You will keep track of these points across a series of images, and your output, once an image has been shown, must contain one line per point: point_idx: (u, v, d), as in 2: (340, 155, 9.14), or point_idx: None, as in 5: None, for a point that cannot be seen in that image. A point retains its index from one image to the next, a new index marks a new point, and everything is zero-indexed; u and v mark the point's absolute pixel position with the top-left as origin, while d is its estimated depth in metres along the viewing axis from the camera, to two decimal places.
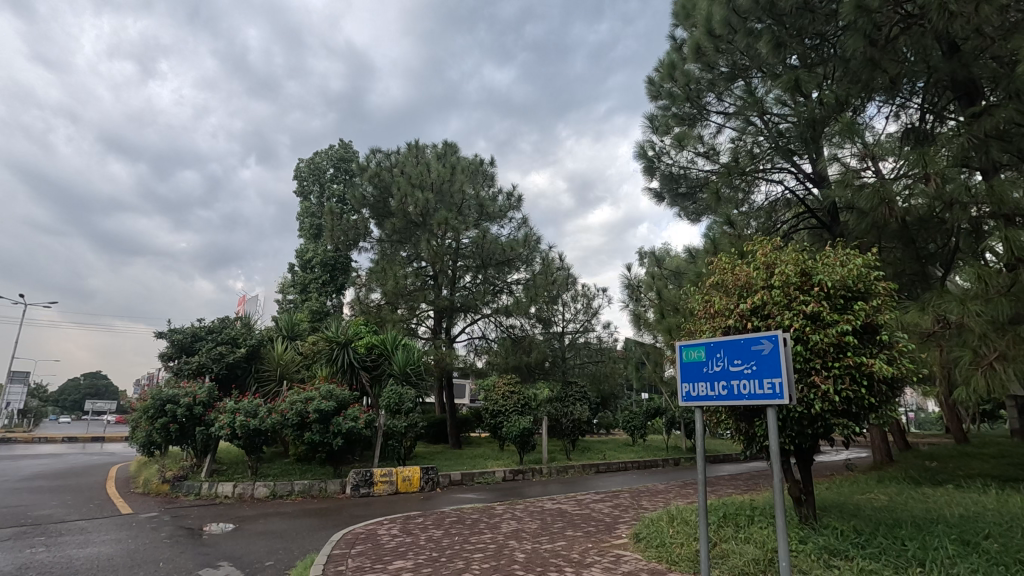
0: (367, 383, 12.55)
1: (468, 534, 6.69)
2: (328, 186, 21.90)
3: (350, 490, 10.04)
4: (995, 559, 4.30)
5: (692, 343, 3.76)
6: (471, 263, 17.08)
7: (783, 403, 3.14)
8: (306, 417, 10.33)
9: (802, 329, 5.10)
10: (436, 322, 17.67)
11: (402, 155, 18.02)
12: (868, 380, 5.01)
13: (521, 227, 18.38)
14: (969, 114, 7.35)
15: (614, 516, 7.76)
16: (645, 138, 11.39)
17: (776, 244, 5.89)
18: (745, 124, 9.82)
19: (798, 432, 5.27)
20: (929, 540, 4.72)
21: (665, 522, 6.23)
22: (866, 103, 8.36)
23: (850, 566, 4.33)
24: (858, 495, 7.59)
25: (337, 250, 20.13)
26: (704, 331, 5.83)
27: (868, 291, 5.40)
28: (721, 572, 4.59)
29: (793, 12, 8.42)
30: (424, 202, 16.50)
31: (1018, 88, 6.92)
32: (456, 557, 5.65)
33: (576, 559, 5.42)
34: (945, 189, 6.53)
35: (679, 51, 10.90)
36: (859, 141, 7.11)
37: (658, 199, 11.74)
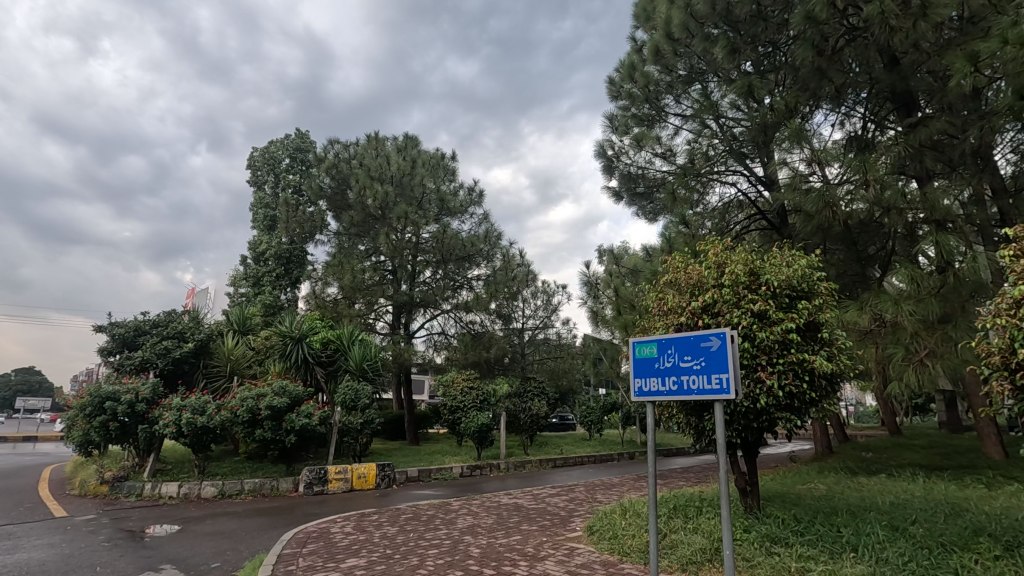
0: (322, 379, 12.32)
1: (423, 530, 6.65)
2: (283, 176, 21.27)
3: (303, 488, 9.82)
4: (921, 543, 4.59)
5: (644, 340, 3.81)
6: (432, 258, 16.79)
7: (730, 398, 3.24)
8: (257, 415, 10.05)
9: (750, 326, 5.29)
10: (394, 318, 17.44)
11: (361, 148, 17.72)
12: (810, 375, 5.25)
13: (482, 223, 18.37)
14: (907, 124, 7.77)
15: (569, 509, 7.88)
16: (605, 136, 11.56)
17: (727, 245, 6.07)
18: (700, 127, 10.11)
19: (744, 425, 5.48)
20: (862, 526, 4.99)
21: (618, 514, 6.36)
22: (814, 110, 8.69)
23: (789, 552, 4.54)
24: (799, 485, 7.97)
25: (292, 242, 19.59)
26: (658, 328, 6.00)
27: (812, 291, 5.65)
28: (669, 563, 4.74)
29: (747, 19, 8.77)
30: (383, 195, 16.20)
31: (951, 101, 7.36)
32: (410, 553, 5.61)
33: (530, 553, 5.48)
34: (884, 195, 6.87)
35: (639, 52, 11.09)
36: (806, 146, 7.43)
37: (618, 198, 11.93)
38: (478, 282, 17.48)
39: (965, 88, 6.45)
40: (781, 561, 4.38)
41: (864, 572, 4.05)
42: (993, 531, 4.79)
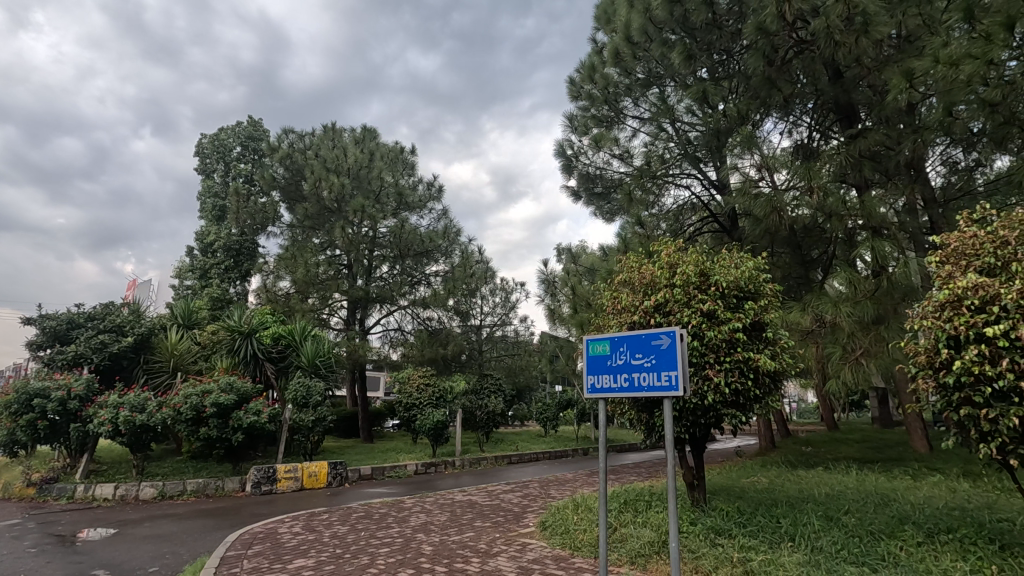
0: (272, 376, 11.98)
1: (375, 528, 6.56)
2: (233, 165, 20.48)
3: (250, 488, 9.51)
4: (853, 531, 4.85)
5: (597, 337, 3.87)
6: (389, 253, 16.52)
7: (678, 395, 3.33)
8: (202, 412, 9.66)
9: (699, 325, 5.45)
10: (350, 313, 17.11)
11: (317, 138, 17.29)
12: (754, 373, 5.45)
13: (441, 218, 18.24)
14: (848, 135, 8.17)
15: (523, 505, 7.95)
16: (564, 136, 11.67)
17: (679, 246, 6.24)
18: (657, 130, 10.34)
19: (692, 421, 5.65)
20: (800, 516, 5.24)
21: (570, 509, 6.46)
22: (764, 118, 9.04)
23: (732, 543, 4.71)
24: (743, 478, 8.30)
25: (243, 234, 18.91)
26: (612, 326, 6.14)
27: (758, 292, 5.86)
28: (619, 556, 4.85)
29: (703, 27, 9.02)
30: (340, 187, 15.81)
31: (888, 115, 7.78)
32: (361, 552, 5.52)
33: (483, 549, 5.49)
34: (827, 202, 7.21)
35: (600, 53, 11.25)
36: (757, 152, 7.69)
37: (576, 198, 12.08)
38: (436, 278, 17.34)
39: (901, 103, 6.84)
40: (724, 552, 4.55)
41: (801, 560, 4.25)
42: (917, 519, 5.11)
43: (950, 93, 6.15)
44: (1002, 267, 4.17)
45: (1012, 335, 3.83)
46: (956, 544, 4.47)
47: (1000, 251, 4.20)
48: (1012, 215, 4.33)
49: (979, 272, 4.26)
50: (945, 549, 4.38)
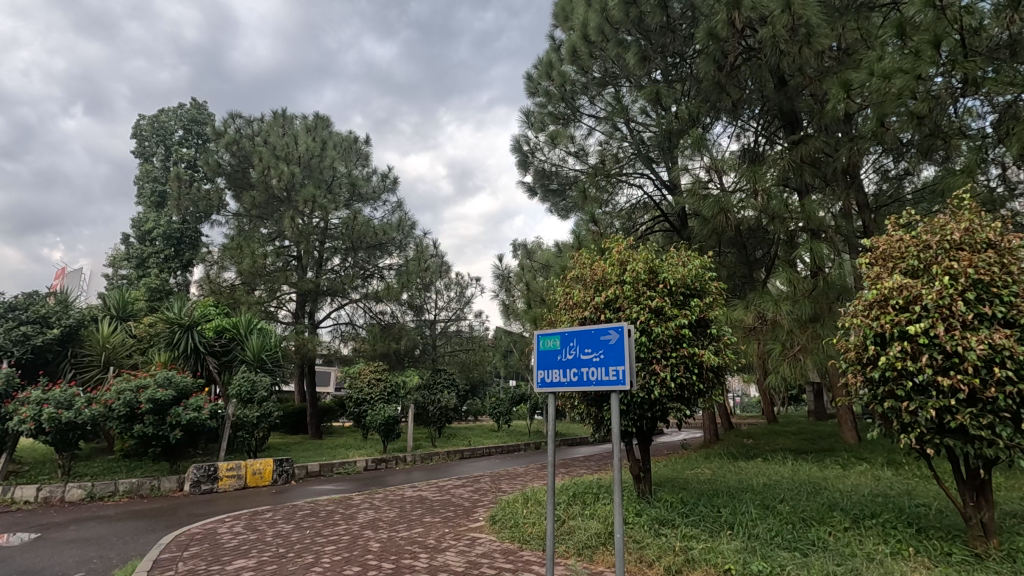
0: (215, 370, 11.45)
1: (320, 526, 6.40)
2: (175, 149, 19.47)
3: (188, 487, 9.10)
4: (786, 518, 5.09)
5: (548, 332, 3.87)
6: (341, 245, 16.14)
7: (625, 388, 3.37)
8: (136, 408, 9.15)
9: (647, 321, 5.57)
10: (299, 306, 16.65)
11: (267, 125, 16.69)
12: (698, 368, 5.64)
13: (395, 211, 17.97)
14: (791, 140, 8.53)
15: (473, 500, 7.95)
16: (521, 131, 11.68)
17: (630, 244, 6.36)
18: (612, 129, 10.50)
19: (639, 415, 5.78)
20: (739, 505, 5.45)
21: (520, 503, 6.51)
22: (714, 122, 9.33)
23: (675, 533, 4.86)
24: (688, 470, 8.59)
25: (185, 222, 18.04)
26: (564, 321, 6.24)
27: (703, 289, 6.04)
28: (566, 548, 4.93)
29: (657, 29, 9.20)
30: (290, 176, 15.29)
31: (828, 123, 8.18)
32: (305, 551, 5.37)
33: (432, 545, 5.46)
34: (770, 204, 7.52)
35: (557, 50, 11.31)
36: (706, 154, 7.91)
37: (532, 193, 12.14)
38: (390, 271, 17.07)
39: (840, 112, 7.18)
40: (667, 541, 4.68)
41: (738, 548, 4.42)
42: (845, 506, 5.42)
43: (884, 104, 6.50)
44: (923, 269, 4.46)
45: (932, 332, 4.11)
46: (878, 527, 4.76)
47: (923, 255, 4.48)
48: (934, 221, 4.64)
49: (904, 274, 4.55)
50: (868, 533, 4.66)
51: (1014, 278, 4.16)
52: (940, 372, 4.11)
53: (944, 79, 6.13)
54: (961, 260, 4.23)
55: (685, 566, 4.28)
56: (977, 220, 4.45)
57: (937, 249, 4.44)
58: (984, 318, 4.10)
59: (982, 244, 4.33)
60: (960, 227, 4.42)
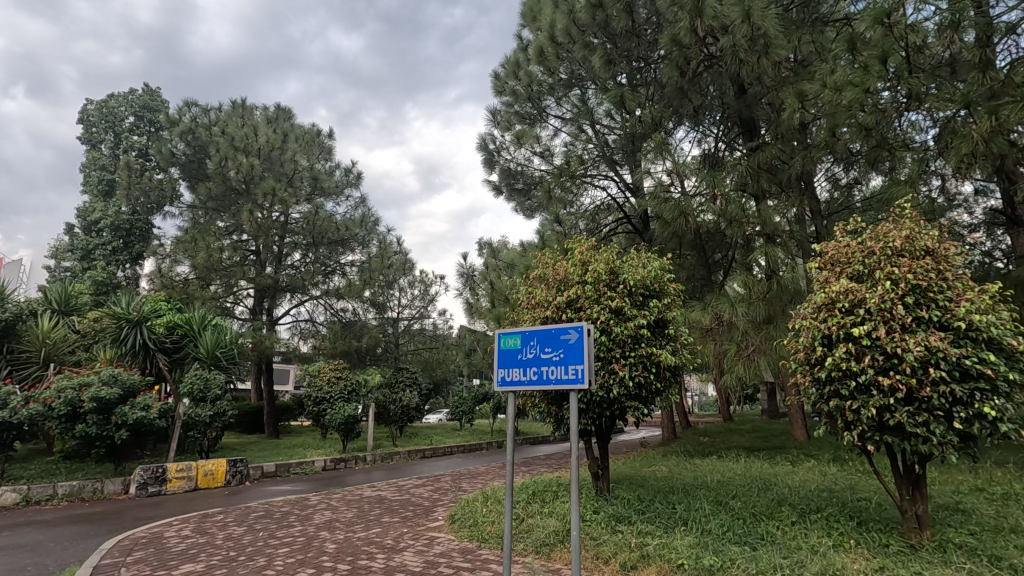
0: (165, 368, 11.02)
1: (274, 528, 6.23)
2: (125, 136, 18.62)
3: (134, 489, 8.73)
4: (738, 514, 5.26)
5: (508, 331, 3.85)
6: (302, 240, 15.77)
7: (584, 387, 3.39)
8: (78, 408, 8.70)
9: (607, 321, 5.66)
10: (256, 302, 16.20)
11: (225, 114, 16.16)
12: (656, 368, 5.74)
13: (358, 206, 17.67)
14: (749, 148, 8.79)
15: (433, 499, 7.89)
16: (487, 130, 11.69)
17: (592, 244, 6.44)
18: (578, 131, 10.60)
19: (598, 413, 5.86)
20: (693, 502, 5.60)
21: (480, 502, 6.50)
22: (676, 126, 9.53)
23: (631, 529, 4.95)
24: (646, 467, 8.77)
25: (135, 213, 17.29)
26: (526, 320, 6.28)
27: (662, 290, 6.15)
28: (524, 547, 4.96)
29: (623, 34, 9.35)
30: (248, 168, 14.85)
31: (784, 131, 8.47)
32: (257, 554, 5.23)
33: (389, 545, 5.40)
34: (728, 209, 7.75)
35: (525, 51, 11.37)
36: (668, 159, 8.06)
37: (497, 192, 12.16)
38: (352, 268, 16.77)
39: (795, 120, 7.44)
40: (623, 538, 4.76)
41: (691, 543, 4.53)
42: (792, 501, 5.63)
43: (835, 115, 6.78)
44: (868, 274, 4.67)
45: (874, 334, 4.32)
46: (823, 521, 4.97)
47: (867, 260, 4.69)
48: (878, 228, 4.86)
49: (850, 278, 4.75)
50: (813, 526, 4.86)
51: (949, 284, 4.40)
52: (881, 372, 4.31)
53: (891, 93, 6.44)
54: (901, 265, 4.46)
55: (640, 562, 4.37)
56: (916, 228, 4.69)
57: (880, 255, 4.65)
58: (922, 321, 4.32)
59: (921, 251, 4.57)
60: (901, 235, 4.66)
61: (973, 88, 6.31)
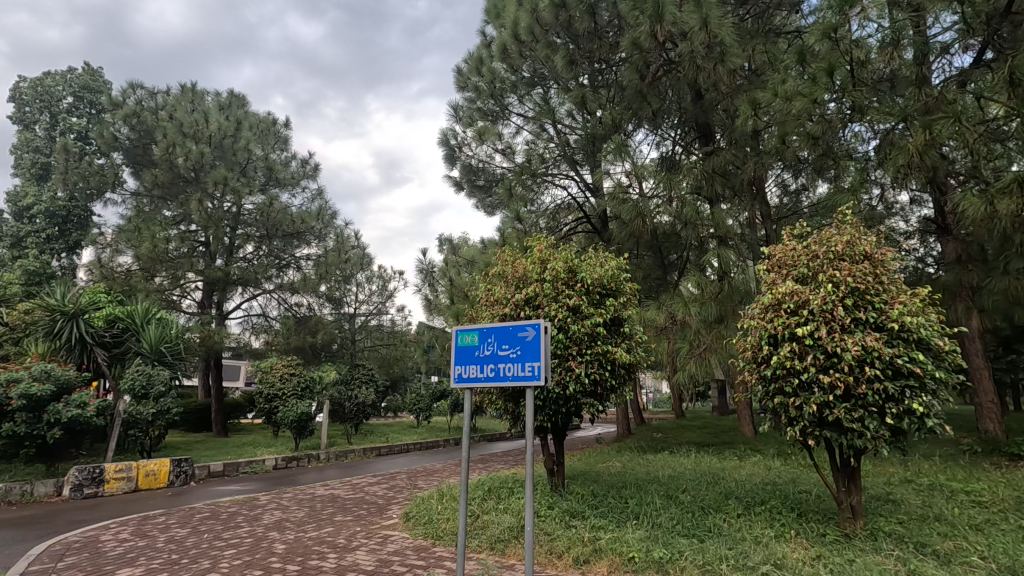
0: (104, 363, 10.47)
1: (220, 530, 6.03)
2: (62, 117, 17.53)
3: (67, 491, 8.25)
4: (687, 507, 5.43)
5: (466, 328, 3.82)
6: (254, 232, 15.25)
7: (540, 384, 3.40)
8: (6, 405, 8.20)
9: (565, 319, 5.72)
10: (205, 295, 15.59)
11: (173, 99, 15.43)
12: (611, 365, 5.84)
13: (315, 199, 17.22)
14: (704, 152, 9.05)
15: (388, 497, 7.79)
16: (448, 125, 11.62)
17: (551, 243, 6.49)
18: (539, 130, 10.65)
19: (554, 410, 5.92)
20: (645, 496, 5.73)
21: (435, 499, 6.46)
22: (635, 129, 9.71)
23: (584, 524, 5.03)
24: (600, 463, 8.92)
25: (73, 199, 16.33)
26: (484, 317, 6.29)
27: (619, 289, 6.25)
28: (478, 544, 4.97)
29: (585, 35, 9.44)
30: (198, 155, 14.22)
31: (737, 137, 8.75)
32: (201, 556, 5.04)
33: (341, 544, 5.30)
34: (684, 210, 7.96)
35: (488, 47, 11.35)
36: (627, 160, 8.19)
37: (458, 188, 12.09)
38: (308, 261, 16.31)
39: (748, 127, 7.69)
40: (576, 533, 4.83)
41: (642, 536, 4.65)
42: (738, 494, 5.85)
43: (786, 123, 7.05)
44: (812, 276, 4.89)
45: (816, 334, 4.53)
46: (766, 513, 5.18)
47: (812, 263, 4.91)
48: (822, 233, 5.10)
49: (795, 280, 4.96)
50: (757, 518, 5.06)
51: (885, 288, 4.66)
52: (822, 370, 4.52)
53: (837, 105, 6.73)
54: (842, 269, 4.69)
55: (593, 556, 4.46)
56: (856, 234, 4.94)
57: (823, 258, 4.88)
58: (859, 322, 4.56)
59: (861, 255, 4.82)
60: (843, 240, 4.89)
61: (910, 103, 6.69)
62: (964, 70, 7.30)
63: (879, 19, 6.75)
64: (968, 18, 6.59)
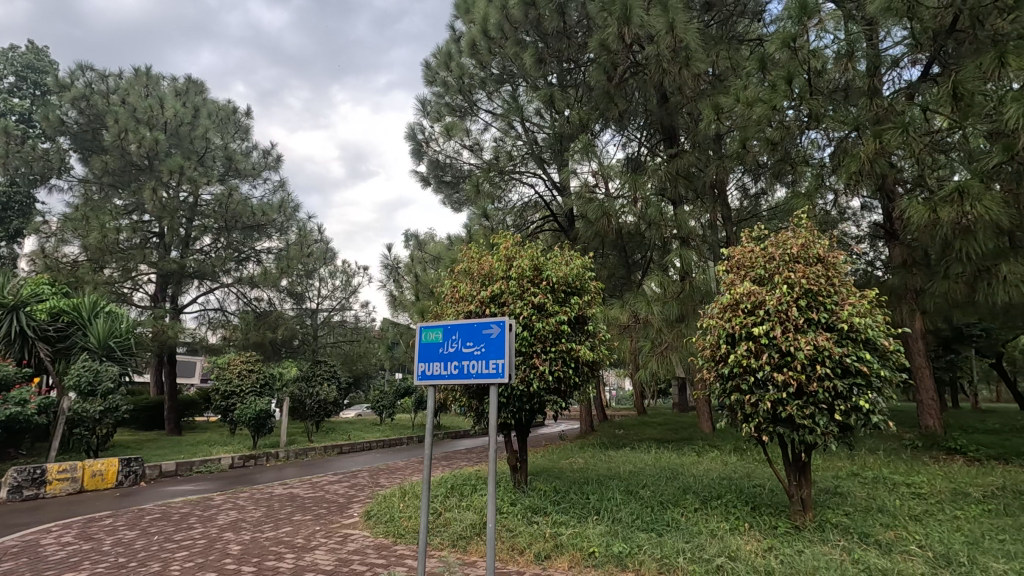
0: (48, 358, 9.95)
1: (172, 531, 5.82)
2: (4, 98, 16.56)
3: (5, 493, 7.81)
4: (646, 502, 5.53)
5: (431, 324, 3.77)
6: (212, 224, 14.76)
7: (504, 381, 3.40)
8: None
9: (529, 317, 5.74)
10: (158, 289, 15.01)
11: (126, 82, 14.77)
12: (574, 363, 5.90)
13: (277, 191, 16.76)
14: (669, 154, 9.22)
15: (348, 496, 7.68)
16: (415, 120, 11.50)
17: (517, 240, 6.50)
18: (507, 127, 10.65)
19: (518, 408, 5.94)
20: (606, 492, 5.82)
21: (397, 497, 6.40)
22: (602, 129, 9.82)
23: (546, 520, 5.07)
24: (563, 460, 9.01)
25: (14, 184, 15.44)
26: (449, 314, 6.27)
27: (583, 288, 6.31)
28: (440, 541, 4.95)
29: (554, 34, 9.48)
30: (152, 142, 13.65)
31: (701, 141, 8.95)
32: (150, 559, 4.86)
33: (299, 544, 5.19)
34: (648, 211, 8.09)
35: (457, 42, 11.28)
36: (594, 160, 8.28)
37: (425, 183, 11.99)
38: (269, 255, 15.87)
39: (711, 131, 7.87)
40: (538, 529, 4.86)
41: (603, 531, 4.72)
42: (696, 488, 6.01)
43: (746, 128, 7.24)
44: (768, 277, 5.06)
45: (771, 334, 4.69)
46: (722, 507, 5.33)
47: (768, 265, 5.07)
48: (778, 236, 5.27)
49: (752, 281, 5.12)
50: (713, 512, 5.21)
51: (836, 289, 4.86)
52: (776, 369, 4.68)
53: (795, 112, 6.95)
54: (796, 271, 4.86)
55: (554, 551, 4.50)
56: (810, 237, 5.12)
57: (779, 260, 5.05)
58: (812, 322, 4.74)
59: (814, 258, 5.01)
60: (797, 242, 5.07)
61: (862, 113, 6.97)
62: (912, 83, 7.66)
63: (835, 30, 7.00)
64: (917, 33, 6.89)
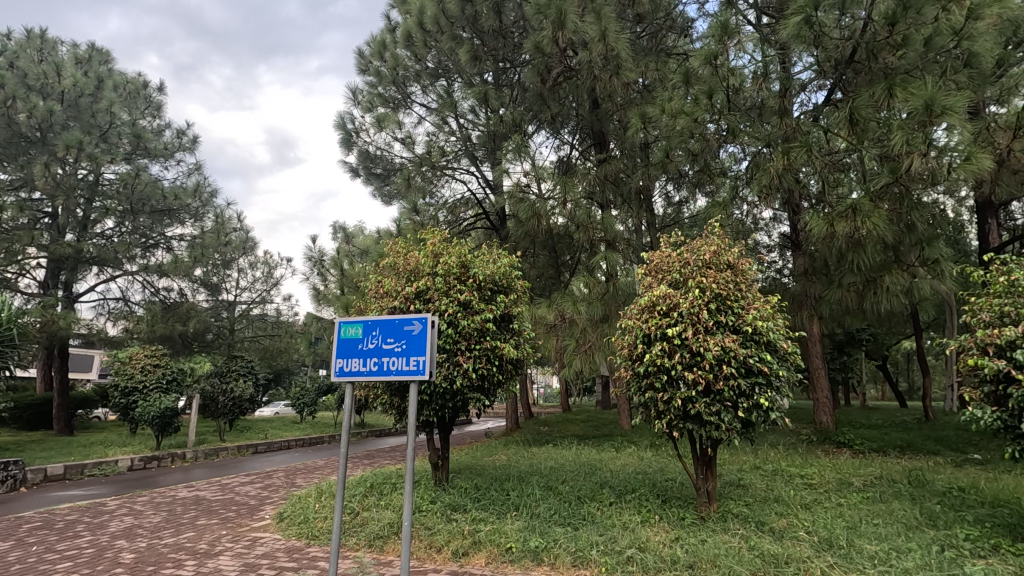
0: None
1: (55, 540, 5.31)
2: None
3: None
4: (565, 497, 5.66)
5: (350, 320, 3.66)
6: (115, 206, 13.55)
7: (425, 379, 3.36)
8: None
9: (455, 314, 5.72)
10: (49, 275, 13.67)
11: (15, 44, 13.29)
12: (498, 360, 5.92)
13: (192, 174, 15.64)
14: (597, 159, 9.47)
15: (261, 497, 7.33)
16: (345, 109, 11.16)
17: (445, 236, 6.46)
18: (441, 122, 10.56)
19: (441, 405, 5.90)
20: (526, 488, 5.90)
21: (313, 498, 6.18)
22: (535, 131, 9.93)
23: (467, 517, 5.07)
24: (487, 456, 9.05)
25: None
26: (373, 310, 6.14)
27: (510, 286, 6.34)
28: (356, 542, 4.82)
29: (490, 32, 9.45)
30: (45, 113, 12.40)
31: (628, 148, 9.24)
32: (26, 572, 4.42)
33: (202, 550, 4.89)
34: (576, 214, 8.29)
35: (392, 32, 11.06)
36: (526, 161, 8.36)
37: (354, 174, 11.66)
38: (181, 242, 14.82)
39: (638, 138, 8.17)
40: (457, 526, 4.85)
41: (520, 527, 4.79)
42: (612, 483, 6.23)
43: (671, 139, 7.60)
44: (683, 281, 5.31)
45: (683, 335, 4.94)
46: (635, 500, 5.56)
47: (683, 270, 5.33)
48: (694, 242, 5.54)
49: (669, 284, 5.36)
50: (627, 505, 5.42)
51: (743, 294, 5.19)
52: (686, 368, 4.94)
53: (715, 126, 7.31)
54: (708, 276, 5.14)
55: (472, 548, 4.52)
56: (722, 245, 5.44)
57: (693, 265, 5.32)
58: (720, 325, 5.03)
59: (725, 264, 5.32)
60: (710, 249, 5.36)
61: (774, 130, 7.49)
62: (818, 106, 8.28)
63: (752, 51, 7.44)
64: (822, 60, 7.51)
